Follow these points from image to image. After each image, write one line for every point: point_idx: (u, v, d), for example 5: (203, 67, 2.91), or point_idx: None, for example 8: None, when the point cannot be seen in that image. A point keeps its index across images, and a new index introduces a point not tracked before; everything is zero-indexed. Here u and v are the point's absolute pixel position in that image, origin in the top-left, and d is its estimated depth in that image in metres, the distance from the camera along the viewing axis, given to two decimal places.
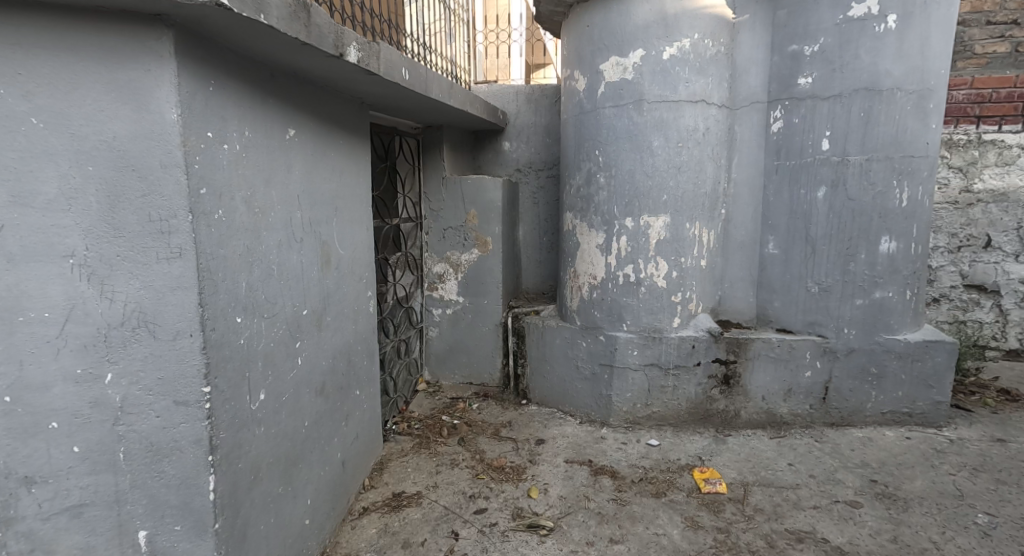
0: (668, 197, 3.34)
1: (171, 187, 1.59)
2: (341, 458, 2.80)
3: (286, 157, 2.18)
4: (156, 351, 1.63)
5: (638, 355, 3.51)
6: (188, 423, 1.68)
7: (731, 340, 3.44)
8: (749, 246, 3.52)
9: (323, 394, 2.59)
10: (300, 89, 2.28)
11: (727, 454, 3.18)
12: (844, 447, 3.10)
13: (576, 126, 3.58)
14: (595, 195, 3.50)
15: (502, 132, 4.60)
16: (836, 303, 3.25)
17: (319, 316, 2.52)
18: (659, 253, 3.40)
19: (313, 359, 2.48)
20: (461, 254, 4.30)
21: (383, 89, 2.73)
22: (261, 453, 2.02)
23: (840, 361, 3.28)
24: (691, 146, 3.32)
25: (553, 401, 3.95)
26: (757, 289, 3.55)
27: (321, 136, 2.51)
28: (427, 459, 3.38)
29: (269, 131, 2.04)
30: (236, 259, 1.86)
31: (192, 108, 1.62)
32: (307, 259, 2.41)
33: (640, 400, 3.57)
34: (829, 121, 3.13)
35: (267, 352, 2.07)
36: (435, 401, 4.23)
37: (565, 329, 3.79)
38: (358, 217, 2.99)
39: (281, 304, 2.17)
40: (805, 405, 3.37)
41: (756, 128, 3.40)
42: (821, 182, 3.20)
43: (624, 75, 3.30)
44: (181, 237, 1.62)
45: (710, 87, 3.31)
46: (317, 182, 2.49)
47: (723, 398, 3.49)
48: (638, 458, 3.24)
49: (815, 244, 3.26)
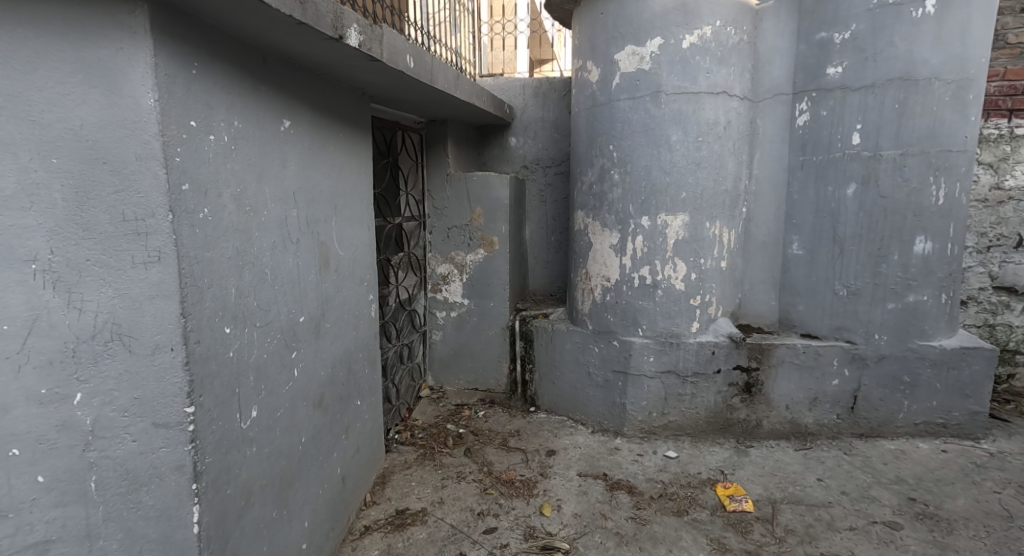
0: (688, 195, 3.15)
1: (147, 182, 1.40)
2: (341, 474, 2.62)
3: (280, 151, 2.00)
4: (132, 367, 1.45)
5: (654, 361, 3.33)
6: (169, 447, 1.50)
7: (754, 346, 3.25)
8: (772, 246, 3.34)
9: (321, 407, 2.41)
10: (295, 77, 2.10)
11: (751, 468, 3.00)
12: (875, 461, 2.92)
13: (588, 120, 3.40)
14: (608, 193, 3.31)
15: (509, 127, 4.42)
16: (866, 308, 3.06)
17: (317, 322, 2.34)
18: (677, 254, 3.21)
19: (311, 370, 2.30)
20: (466, 254, 4.11)
21: (385, 78, 2.55)
22: (252, 476, 1.83)
23: (870, 369, 3.09)
24: (711, 141, 3.14)
25: (563, 409, 3.77)
26: (779, 291, 3.37)
27: (319, 127, 2.32)
28: (431, 473, 3.19)
29: (261, 122, 1.86)
30: (224, 263, 1.67)
31: (173, 92, 1.43)
32: (304, 262, 2.22)
33: (656, 409, 3.39)
34: (860, 114, 2.94)
35: (260, 365, 1.88)
36: (439, 408, 4.05)
37: (576, 333, 3.61)
38: (359, 216, 2.81)
39: (275, 310, 1.99)
40: (831, 415, 3.19)
41: (780, 121, 3.22)
42: (851, 179, 3.01)
43: (641, 65, 3.11)
44: (160, 240, 1.43)
45: (732, 78, 3.13)
46: (315, 179, 2.30)
47: (745, 407, 3.31)
48: (656, 471, 3.06)
49: (843, 245, 3.08)
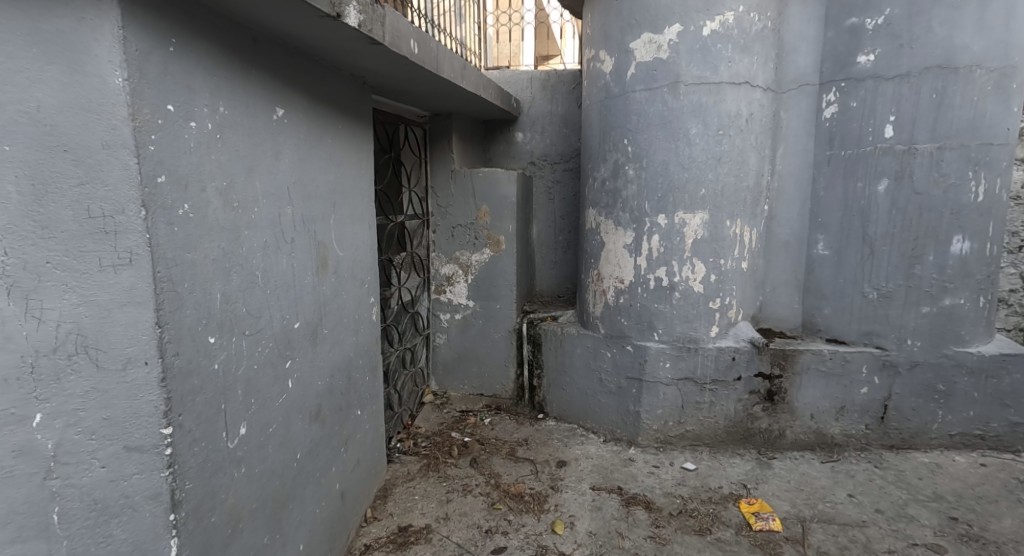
0: (708, 191, 2.97)
1: (115, 174, 1.22)
2: (340, 490, 2.45)
3: (272, 142, 1.83)
4: (101, 385, 1.26)
5: (670, 368, 3.16)
6: (144, 474, 1.32)
7: (777, 351, 3.08)
8: (795, 246, 3.16)
9: (318, 419, 2.23)
10: (289, 62, 1.92)
11: (775, 482, 2.82)
12: (908, 475, 2.75)
13: (600, 113, 3.22)
14: (623, 189, 3.13)
15: (515, 122, 4.26)
16: (898, 312, 2.88)
17: (314, 329, 2.17)
18: (695, 254, 3.03)
19: (307, 380, 2.13)
20: (471, 254, 3.93)
21: (387, 65, 2.38)
22: (241, 500, 1.66)
23: (902, 377, 2.91)
24: (733, 134, 2.96)
25: (573, 416, 3.60)
26: (803, 294, 3.19)
27: (315, 117, 2.15)
28: (436, 485, 3.02)
29: (250, 109, 1.69)
30: (208, 265, 1.49)
31: (146, 72, 1.25)
32: (299, 263, 2.04)
33: (672, 418, 3.21)
34: (893, 104, 2.76)
35: (249, 378, 1.71)
36: (443, 415, 3.88)
37: (587, 337, 3.44)
38: (359, 213, 2.64)
39: (267, 316, 1.82)
40: (859, 425, 3.01)
41: (805, 114, 3.04)
42: (883, 174, 2.83)
43: (658, 53, 2.93)
44: (131, 240, 1.26)
45: (755, 67, 2.94)
46: (311, 173, 2.13)
47: (766, 416, 3.13)
48: (674, 485, 2.89)
49: (874, 245, 2.89)
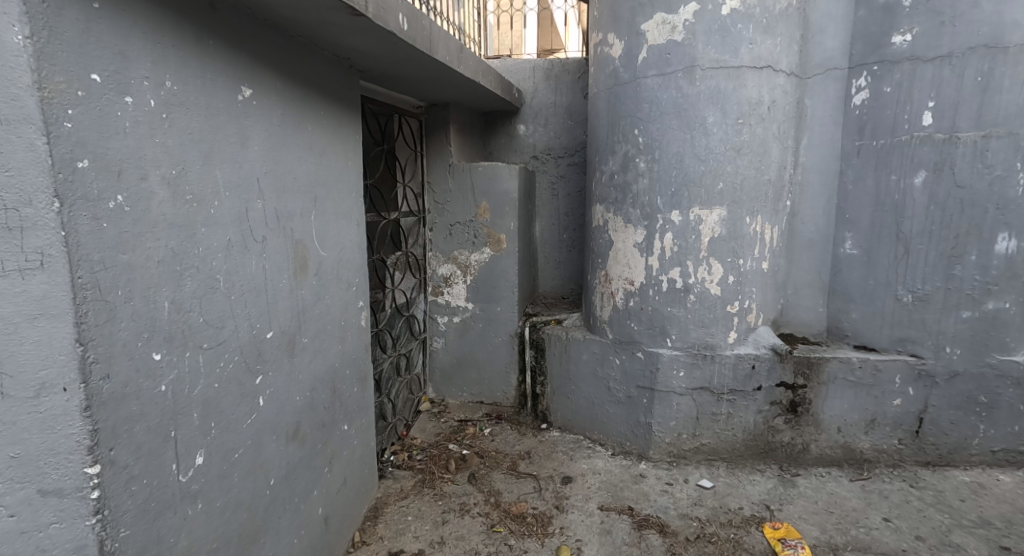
0: (726, 186, 2.73)
1: (18, 156, 0.97)
2: (323, 516, 2.23)
3: (236, 127, 1.58)
4: (6, 417, 1.00)
5: (684, 377, 2.92)
6: (64, 524, 1.07)
7: (801, 360, 2.83)
8: (820, 245, 2.92)
9: (297, 439, 2.00)
10: (257, 36, 1.69)
11: (801, 502, 2.59)
12: (948, 498, 2.51)
13: (608, 102, 2.97)
14: (633, 184, 2.89)
15: (517, 114, 4.02)
16: (935, 316, 2.64)
17: (290, 339, 1.94)
18: (712, 253, 2.79)
19: (283, 397, 1.89)
20: (470, 253, 3.70)
21: (375, 44, 2.14)
22: (195, 542, 1.42)
23: (940, 388, 2.67)
24: (754, 123, 2.71)
25: (579, 427, 3.37)
26: (828, 297, 2.95)
27: (291, 101, 1.91)
28: (431, 504, 2.79)
29: (207, 87, 1.45)
30: (151, 268, 1.25)
31: (58, 30, 1.02)
32: (272, 265, 1.81)
33: (686, 430, 2.98)
34: (933, 89, 2.51)
35: (209, 398, 1.47)
36: (441, 425, 3.65)
37: (594, 343, 3.20)
38: (346, 209, 2.40)
39: (231, 327, 1.58)
40: (891, 440, 2.77)
41: (832, 101, 2.80)
42: (920, 165, 2.58)
43: (672, 35, 2.69)
44: (42, 238, 1.01)
45: (779, 49, 2.70)
46: (287, 164, 1.89)
47: (789, 429, 2.89)
48: (689, 506, 2.65)
49: (908, 243, 2.65)
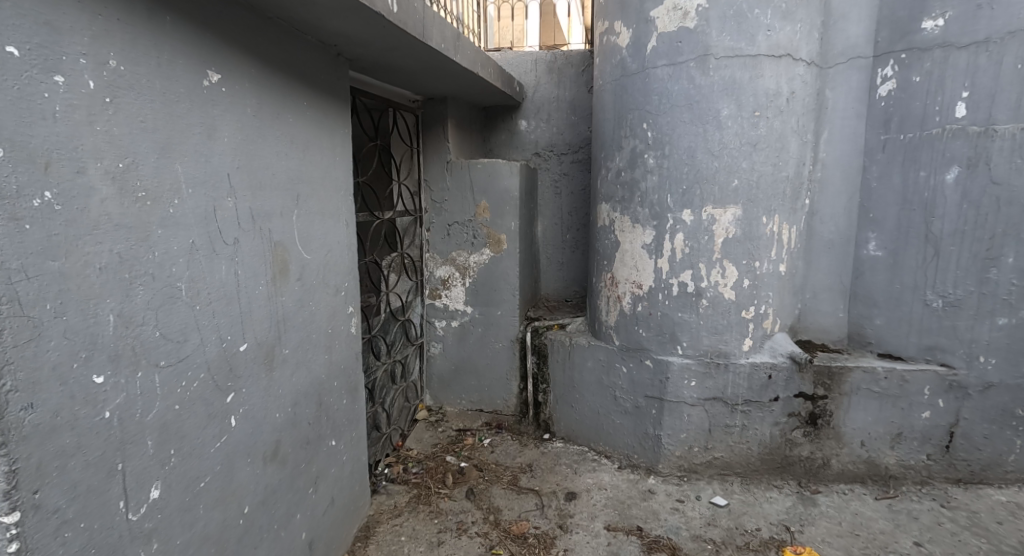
0: (741, 183, 2.55)
1: None
2: (307, 541, 2.06)
3: (201, 115, 1.41)
4: None
5: (696, 387, 2.74)
6: None
7: (822, 369, 2.65)
8: (841, 246, 2.74)
9: (278, 460, 1.83)
10: (227, 14, 1.51)
11: (823, 524, 2.41)
12: (983, 520, 2.34)
13: (615, 94, 2.79)
14: (641, 181, 2.71)
15: (518, 109, 3.85)
16: (967, 323, 2.45)
17: (268, 351, 1.76)
18: (726, 255, 2.61)
19: (260, 414, 1.72)
20: (469, 254, 3.52)
21: (363, 28, 1.96)
22: None
23: (972, 401, 2.48)
24: (771, 116, 2.53)
25: (583, 438, 3.19)
26: (849, 301, 2.77)
27: (269, 88, 1.73)
28: (426, 523, 2.61)
29: (165, 69, 1.27)
30: (90, 275, 1.08)
31: None
32: (247, 270, 1.63)
33: (698, 443, 2.80)
34: (967, 78, 2.33)
35: (168, 423, 1.30)
36: (438, 435, 3.47)
37: (599, 350, 3.02)
38: (333, 208, 2.23)
39: (196, 341, 1.40)
40: (919, 455, 2.59)
41: (855, 92, 2.62)
42: (952, 161, 2.40)
43: (684, 22, 2.50)
44: None
45: (798, 37, 2.51)
46: (263, 158, 1.71)
47: (808, 443, 2.71)
48: (703, 526, 2.47)
49: (938, 244, 2.47)
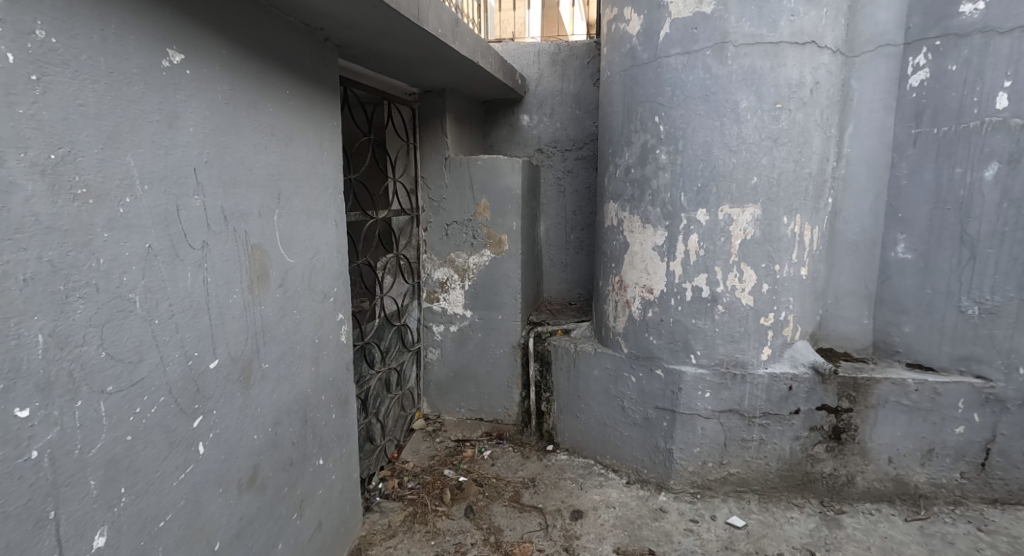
0: (761, 181, 2.37)
1: None
2: None
3: (159, 100, 1.22)
4: None
5: (710, 398, 2.56)
6: None
7: (846, 380, 2.47)
8: (867, 248, 2.56)
9: (256, 486, 1.65)
10: None
11: (850, 549, 2.23)
12: None
13: (624, 85, 2.61)
14: (652, 179, 2.52)
15: (520, 102, 3.66)
16: (1006, 332, 2.27)
17: (244, 367, 1.58)
18: (744, 258, 2.43)
19: (234, 437, 1.53)
20: (468, 255, 3.33)
21: (351, 8, 1.77)
22: None
23: (1012, 416, 2.30)
24: (793, 108, 2.34)
25: (589, 450, 3.01)
26: (875, 307, 2.59)
27: (243, 71, 1.54)
28: (423, 544, 2.43)
29: (111, 44, 1.09)
30: (9, 289, 0.90)
31: None
32: (218, 277, 1.45)
33: (712, 459, 2.62)
34: (1010, 66, 2.14)
35: (117, 458, 1.12)
36: (436, 445, 3.29)
37: (606, 358, 2.83)
38: (320, 206, 2.04)
39: (153, 360, 1.22)
40: (952, 473, 2.41)
41: (883, 82, 2.44)
42: (992, 156, 2.22)
43: (699, 7, 2.32)
44: None
45: (824, 22, 2.33)
46: (237, 150, 1.52)
47: (831, 459, 2.53)
48: (720, 550, 2.29)
49: (975, 247, 2.29)
